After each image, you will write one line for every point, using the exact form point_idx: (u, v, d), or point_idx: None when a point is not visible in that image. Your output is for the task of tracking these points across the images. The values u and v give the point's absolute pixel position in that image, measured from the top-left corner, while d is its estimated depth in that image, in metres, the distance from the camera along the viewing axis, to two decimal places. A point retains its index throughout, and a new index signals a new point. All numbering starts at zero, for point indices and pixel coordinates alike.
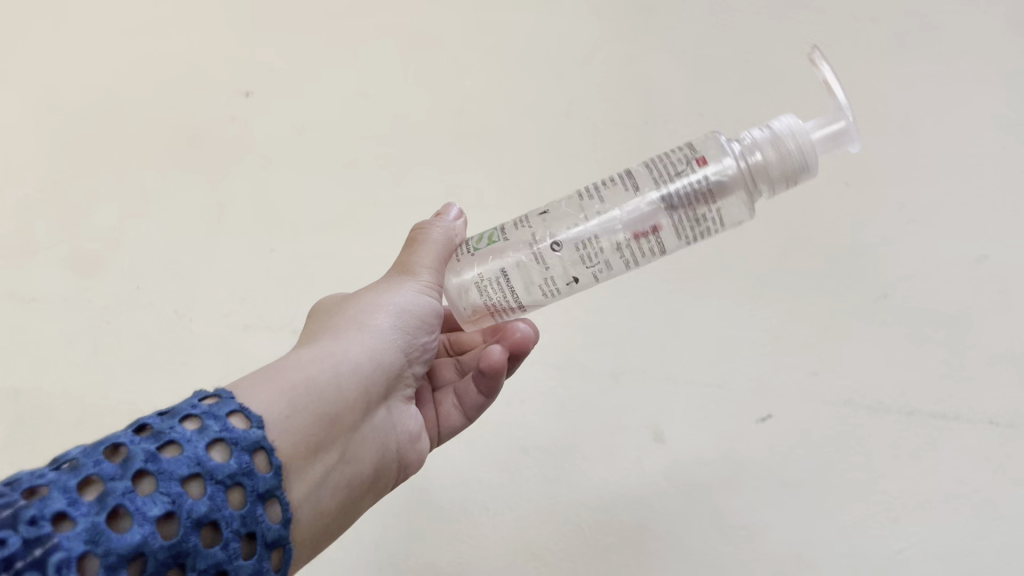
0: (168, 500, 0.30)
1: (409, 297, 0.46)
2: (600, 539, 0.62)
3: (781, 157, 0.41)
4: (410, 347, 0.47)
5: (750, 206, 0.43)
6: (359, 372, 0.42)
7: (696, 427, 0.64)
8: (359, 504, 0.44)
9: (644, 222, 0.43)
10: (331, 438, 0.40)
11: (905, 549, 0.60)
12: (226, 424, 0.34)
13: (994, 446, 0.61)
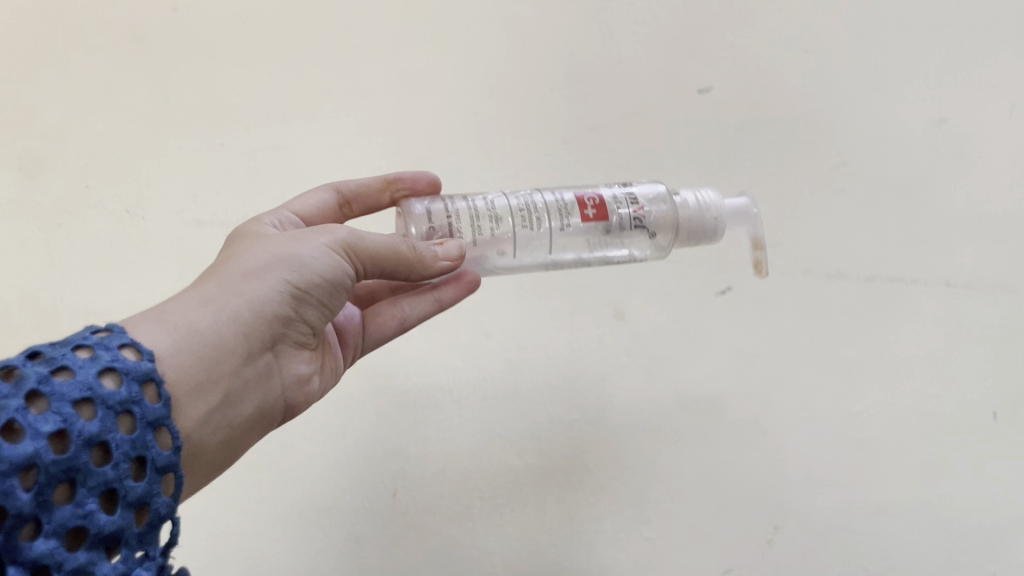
0: (59, 418, 0.29)
1: (315, 252, 0.43)
2: (565, 416, 0.63)
3: (707, 220, 0.51)
4: (311, 302, 0.43)
5: (663, 254, 0.51)
6: (241, 320, 0.40)
7: (656, 303, 0.65)
8: (249, 441, 0.44)
9: (579, 250, 0.49)
10: (210, 383, 0.38)
11: (863, 411, 0.61)
12: (118, 354, 0.33)
13: (951, 307, 0.61)
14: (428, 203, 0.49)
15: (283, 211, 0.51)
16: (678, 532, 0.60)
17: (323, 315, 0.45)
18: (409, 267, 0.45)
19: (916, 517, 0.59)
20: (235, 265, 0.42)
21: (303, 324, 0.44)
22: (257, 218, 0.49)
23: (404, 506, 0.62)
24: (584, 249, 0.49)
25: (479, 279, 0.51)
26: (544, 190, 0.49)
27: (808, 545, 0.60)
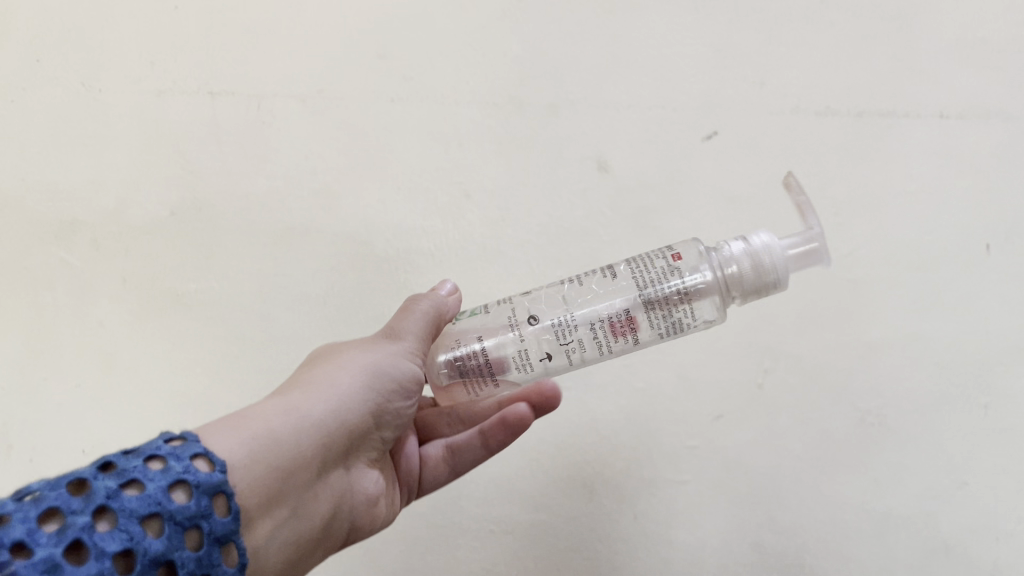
0: (126, 537, 0.30)
1: (389, 359, 0.46)
2: (550, 274, 0.62)
3: (760, 266, 0.45)
4: (384, 410, 0.46)
5: (723, 314, 0.46)
6: (321, 429, 0.42)
7: (639, 150, 0.62)
8: (311, 558, 0.44)
9: (611, 304, 0.46)
10: (287, 491, 0.40)
11: (853, 250, 0.60)
12: (189, 465, 0.35)
13: (945, 136, 0.60)
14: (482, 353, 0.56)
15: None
16: (666, 382, 0.61)
17: (389, 427, 0.48)
18: (445, 323, 0.50)
19: (908, 353, 0.59)
20: (321, 371, 0.45)
21: (372, 434, 0.47)
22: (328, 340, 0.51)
23: None
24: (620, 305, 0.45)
25: (529, 420, 0.52)
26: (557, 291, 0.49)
27: (798, 384, 0.60)
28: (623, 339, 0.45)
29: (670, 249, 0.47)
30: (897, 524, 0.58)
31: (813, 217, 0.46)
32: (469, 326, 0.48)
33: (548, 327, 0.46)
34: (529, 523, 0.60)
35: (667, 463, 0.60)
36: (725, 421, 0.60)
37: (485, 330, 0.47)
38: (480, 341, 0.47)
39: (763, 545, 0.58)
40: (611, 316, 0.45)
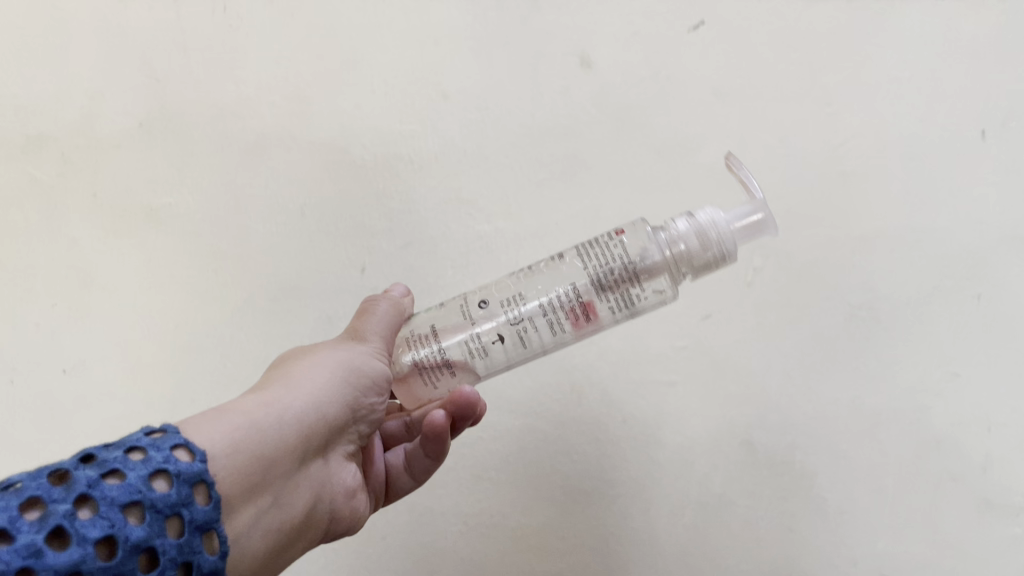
0: (107, 524, 0.29)
1: (365, 354, 0.44)
2: (533, 177, 0.60)
3: (704, 241, 0.45)
4: (364, 404, 0.44)
5: (673, 292, 0.46)
6: (302, 421, 0.40)
7: (623, 44, 0.60)
8: (291, 556, 0.41)
9: (563, 289, 0.45)
10: (268, 482, 0.37)
11: (844, 142, 0.58)
12: (169, 455, 0.33)
13: (940, 20, 0.58)
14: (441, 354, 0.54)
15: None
16: None
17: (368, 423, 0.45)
18: (404, 321, 0.48)
19: (901, 244, 0.57)
20: (299, 365, 0.43)
21: (351, 429, 0.44)
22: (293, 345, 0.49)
23: (373, 282, 0.61)
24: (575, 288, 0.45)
25: (439, 418, 0.47)
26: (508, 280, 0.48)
27: (786, 281, 0.59)
28: (577, 323, 0.45)
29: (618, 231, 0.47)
30: (888, 420, 0.57)
31: (756, 185, 0.47)
32: (425, 319, 0.48)
33: (508, 317, 0.45)
34: (518, 429, 0.61)
35: (654, 364, 0.60)
36: (713, 322, 0.59)
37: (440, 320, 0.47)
38: (436, 330, 0.46)
39: (752, 443, 0.58)
40: (561, 298, 0.45)
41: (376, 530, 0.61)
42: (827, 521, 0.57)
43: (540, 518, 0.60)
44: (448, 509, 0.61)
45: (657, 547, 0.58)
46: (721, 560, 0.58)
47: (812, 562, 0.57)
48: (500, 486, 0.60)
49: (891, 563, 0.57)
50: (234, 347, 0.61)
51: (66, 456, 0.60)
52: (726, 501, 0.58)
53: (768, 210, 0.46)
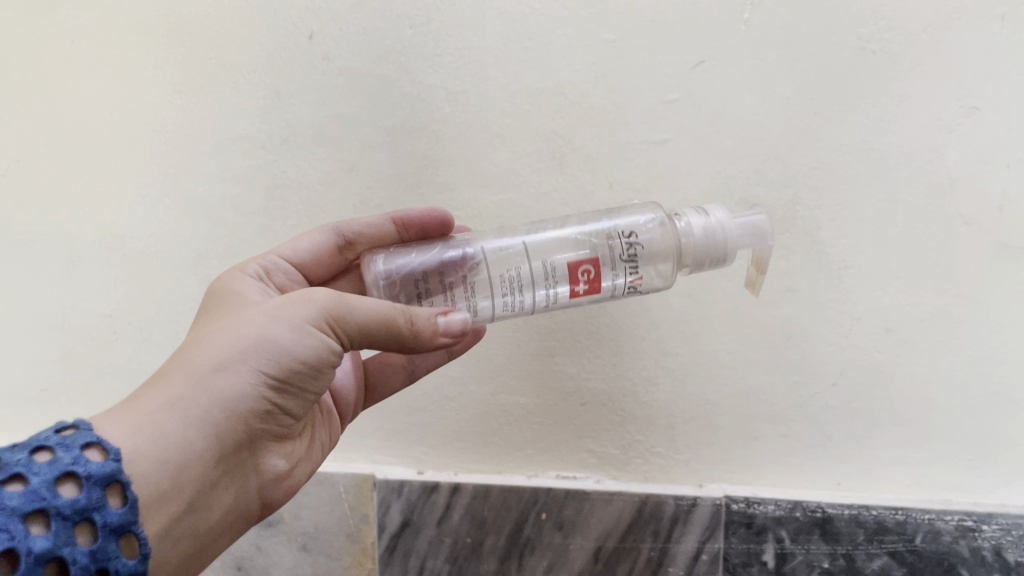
0: (6, 536, 0.29)
1: (294, 333, 0.38)
2: None
3: (711, 241, 0.46)
4: (290, 391, 0.40)
5: (666, 279, 0.47)
6: (210, 424, 0.37)
7: None
8: (217, 547, 0.41)
9: (569, 256, 0.44)
10: (178, 489, 0.36)
11: None
12: (78, 456, 0.33)
13: None
14: (392, 264, 0.46)
15: (273, 256, 0.50)
16: (642, 23, 0.52)
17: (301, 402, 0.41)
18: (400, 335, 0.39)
19: None
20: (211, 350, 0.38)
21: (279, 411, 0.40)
22: (239, 268, 0.48)
23: (324, 50, 0.54)
24: (596, 280, 0.45)
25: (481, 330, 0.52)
26: (527, 239, 0.46)
27: (788, 14, 0.51)
28: (572, 295, 0.45)
29: (625, 212, 0.48)
30: (898, 164, 0.52)
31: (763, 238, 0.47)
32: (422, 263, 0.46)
33: (534, 296, 0.44)
34: (497, 206, 0.55)
35: (643, 123, 0.53)
36: (706, 69, 0.52)
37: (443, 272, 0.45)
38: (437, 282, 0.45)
39: (750, 201, 0.54)
40: (566, 266, 0.44)
41: None
42: (830, 276, 0.54)
43: None
44: None
45: (650, 318, 0.55)
46: (717, 326, 0.55)
47: (813, 321, 0.54)
48: None
49: (896, 316, 0.53)
50: (178, 135, 0.56)
51: (27, 253, 0.59)
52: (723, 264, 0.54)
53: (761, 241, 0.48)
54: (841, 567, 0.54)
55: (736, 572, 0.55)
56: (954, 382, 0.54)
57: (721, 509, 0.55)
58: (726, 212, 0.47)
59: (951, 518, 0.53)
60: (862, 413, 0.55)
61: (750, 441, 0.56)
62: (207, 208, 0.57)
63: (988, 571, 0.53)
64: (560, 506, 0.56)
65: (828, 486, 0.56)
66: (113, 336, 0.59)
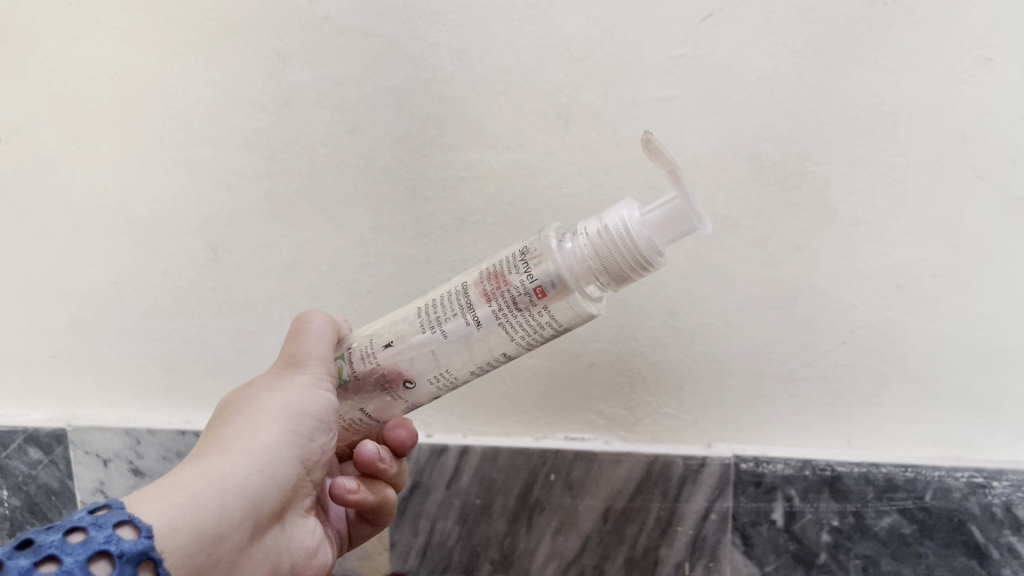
0: None
1: (299, 393, 0.44)
2: None
3: (610, 247, 0.40)
4: (306, 451, 0.44)
5: (589, 299, 0.41)
6: (246, 490, 0.39)
7: None
8: None
9: (466, 322, 0.42)
10: (219, 556, 0.37)
11: None
12: (110, 534, 0.33)
13: None
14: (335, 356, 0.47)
15: None
16: None
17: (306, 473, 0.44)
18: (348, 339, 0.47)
19: None
20: (231, 426, 0.42)
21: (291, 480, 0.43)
22: None
23: (324, 9, 0.53)
24: (466, 293, 0.42)
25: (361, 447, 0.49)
26: (429, 306, 0.43)
27: None
28: (496, 355, 0.42)
29: (525, 244, 0.42)
30: (910, 119, 0.51)
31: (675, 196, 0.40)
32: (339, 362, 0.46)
33: (452, 368, 0.43)
34: (501, 168, 0.55)
35: (650, 79, 0.52)
36: (715, 22, 0.51)
37: (359, 363, 0.45)
38: (360, 378, 0.45)
39: (760, 157, 0.53)
40: (467, 335, 0.42)
41: (360, 285, 0.57)
42: (840, 233, 0.53)
43: None
44: (433, 257, 0.56)
45: (658, 279, 0.55)
46: (726, 286, 0.54)
47: (823, 278, 0.54)
48: (487, 229, 0.55)
49: (908, 273, 0.53)
50: (180, 97, 0.56)
51: (33, 218, 0.59)
52: (731, 223, 0.54)
53: (684, 201, 0.40)
54: (850, 524, 0.54)
55: (745, 530, 0.55)
56: (966, 339, 0.53)
57: (730, 468, 0.55)
58: (623, 211, 0.40)
59: (961, 475, 0.53)
60: (873, 370, 0.54)
61: (759, 400, 0.55)
62: (211, 173, 0.56)
63: (998, 527, 0.53)
64: (569, 468, 0.56)
65: (838, 444, 0.55)
66: (119, 302, 0.59)
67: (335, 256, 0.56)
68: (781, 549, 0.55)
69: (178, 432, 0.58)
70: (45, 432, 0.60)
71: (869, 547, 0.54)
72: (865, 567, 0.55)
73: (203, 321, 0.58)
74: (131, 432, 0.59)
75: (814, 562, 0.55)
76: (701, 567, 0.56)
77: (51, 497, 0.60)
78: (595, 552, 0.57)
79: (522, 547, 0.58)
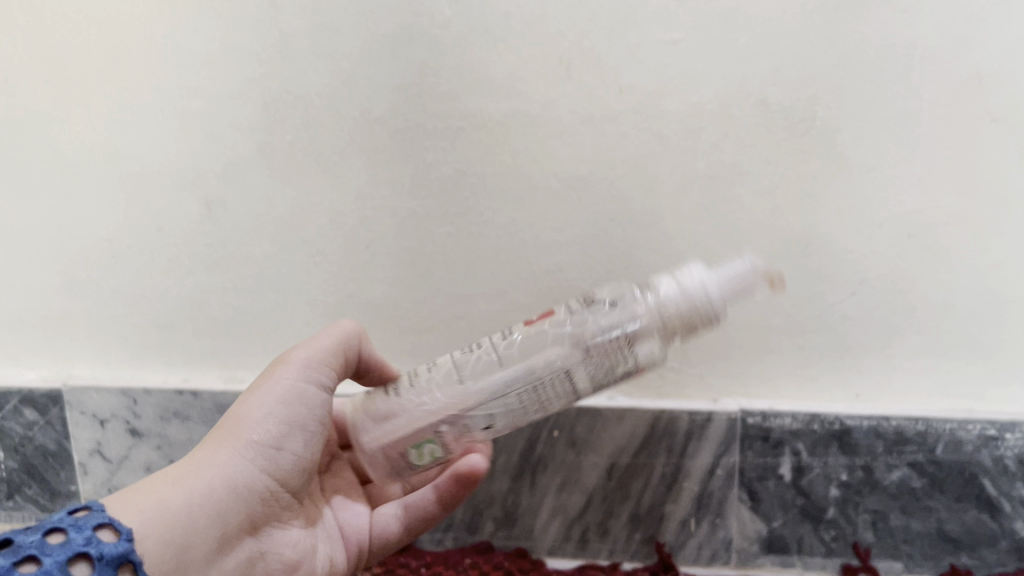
0: None
1: (279, 399, 0.42)
2: None
3: (695, 305, 0.41)
4: (285, 459, 0.42)
5: (663, 353, 0.42)
6: (211, 496, 0.38)
7: None
8: None
9: (552, 362, 0.42)
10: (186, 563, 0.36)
11: None
12: (90, 536, 0.33)
13: None
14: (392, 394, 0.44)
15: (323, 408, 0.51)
16: None
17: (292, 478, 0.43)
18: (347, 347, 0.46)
19: None
20: (210, 435, 0.41)
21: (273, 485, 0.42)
22: None
23: None
24: (550, 336, 0.42)
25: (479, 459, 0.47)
26: (508, 347, 0.43)
27: None
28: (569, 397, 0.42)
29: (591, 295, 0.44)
30: (925, 61, 0.49)
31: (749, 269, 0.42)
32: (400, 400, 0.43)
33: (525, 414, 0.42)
34: (500, 117, 0.53)
35: (654, 22, 0.50)
36: None
37: (425, 402, 0.43)
38: (427, 421, 0.43)
39: (768, 102, 0.50)
40: (550, 377, 0.41)
41: (357, 240, 0.56)
42: (850, 181, 0.51)
43: (533, 212, 0.54)
44: (432, 210, 0.55)
45: (659, 232, 0.54)
46: (733, 237, 0.53)
47: (832, 228, 0.52)
48: (487, 181, 0.54)
49: (920, 221, 0.51)
50: (167, 47, 0.54)
51: (21, 173, 0.57)
52: (738, 171, 0.52)
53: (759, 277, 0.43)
54: (859, 478, 0.53)
55: (752, 486, 0.54)
56: (979, 290, 0.52)
57: (737, 422, 0.54)
58: (704, 269, 0.42)
59: (974, 427, 0.52)
60: (883, 322, 0.53)
61: (767, 354, 0.54)
62: (202, 126, 0.55)
63: (1010, 479, 0.52)
64: (572, 424, 0.55)
65: (847, 398, 0.55)
66: (112, 261, 0.58)
67: (331, 210, 0.55)
68: (789, 504, 0.55)
69: (175, 392, 0.58)
70: (40, 393, 0.59)
71: (878, 501, 0.54)
72: (873, 521, 0.54)
73: (199, 279, 0.57)
74: (127, 392, 0.59)
75: (822, 516, 0.55)
76: (707, 523, 0.56)
77: (48, 458, 0.61)
78: (599, 509, 0.56)
79: (526, 504, 0.57)
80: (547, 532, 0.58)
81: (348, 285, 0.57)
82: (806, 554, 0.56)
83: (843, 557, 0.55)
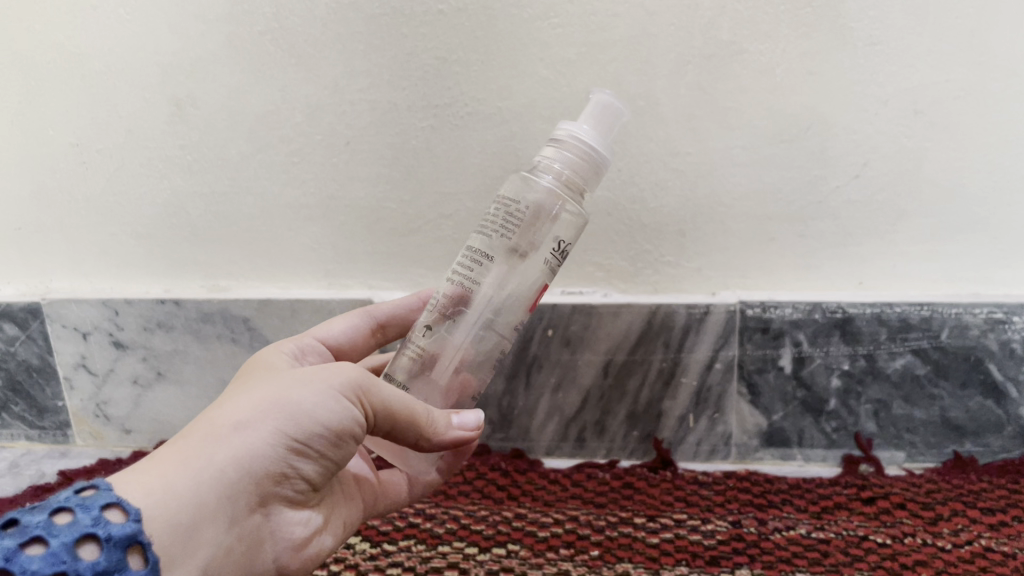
0: None
1: (318, 395, 0.33)
2: None
3: (594, 162, 0.38)
4: (314, 458, 0.33)
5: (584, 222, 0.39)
6: (224, 479, 0.31)
7: None
8: None
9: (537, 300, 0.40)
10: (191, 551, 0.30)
11: None
12: (99, 515, 0.29)
13: None
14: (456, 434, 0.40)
15: (311, 338, 0.43)
16: None
17: (326, 473, 0.35)
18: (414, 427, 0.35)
19: None
20: (239, 401, 0.33)
21: (301, 480, 0.34)
22: (276, 345, 0.40)
23: None
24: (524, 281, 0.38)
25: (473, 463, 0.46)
26: (501, 304, 0.38)
27: None
28: None
29: (504, 204, 0.38)
30: None
31: (604, 100, 0.39)
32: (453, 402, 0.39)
33: None
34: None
35: None
36: None
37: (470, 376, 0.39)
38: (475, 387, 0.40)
39: None
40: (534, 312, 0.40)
41: (337, 137, 0.53)
42: (855, 55, 0.48)
43: (521, 100, 0.51)
44: (414, 102, 0.52)
45: (658, 116, 0.50)
46: (731, 122, 0.50)
47: (836, 108, 0.49)
48: (470, 68, 0.51)
49: (927, 97, 0.49)
50: None
51: None
52: (737, 49, 0.48)
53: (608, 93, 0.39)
54: (862, 367, 0.52)
55: (751, 378, 0.53)
56: (987, 167, 0.50)
57: (735, 315, 0.52)
58: (579, 134, 0.38)
59: (980, 311, 0.50)
60: (887, 206, 0.51)
61: (769, 243, 0.52)
62: (164, 17, 0.51)
63: (1017, 364, 0.51)
64: (567, 323, 0.54)
65: (849, 286, 0.53)
66: (83, 166, 0.56)
67: (308, 105, 0.52)
68: (789, 397, 0.53)
69: (157, 301, 0.57)
70: (18, 306, 0.58)
71: (881, 390, 0.53)
72: (875, 410, 0.53)
73: (174, 183, 0.55)
74: (108, 304, 0.57)
75: (823, 407, 0.54)
76: (706, 418, 0.55)
77: (32, 373, 0.60)
78: (596, 407, 0.55)
79: (521, 406, 0.56)
80: (544, 431, 0.57)
81: (329, 185, 0.54)
82: (807, 447, 0.55)
83: (844, 448, 0.55)
